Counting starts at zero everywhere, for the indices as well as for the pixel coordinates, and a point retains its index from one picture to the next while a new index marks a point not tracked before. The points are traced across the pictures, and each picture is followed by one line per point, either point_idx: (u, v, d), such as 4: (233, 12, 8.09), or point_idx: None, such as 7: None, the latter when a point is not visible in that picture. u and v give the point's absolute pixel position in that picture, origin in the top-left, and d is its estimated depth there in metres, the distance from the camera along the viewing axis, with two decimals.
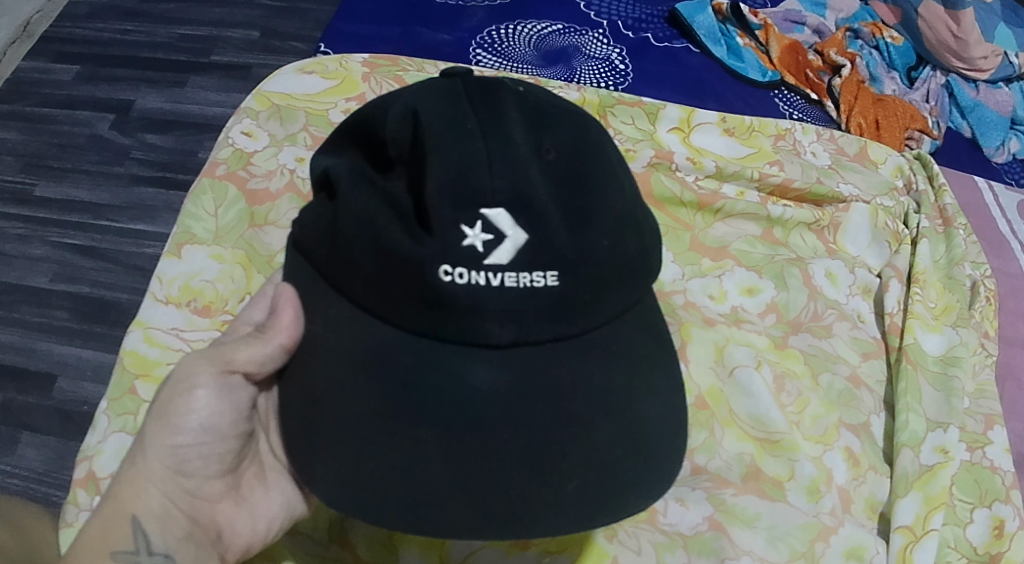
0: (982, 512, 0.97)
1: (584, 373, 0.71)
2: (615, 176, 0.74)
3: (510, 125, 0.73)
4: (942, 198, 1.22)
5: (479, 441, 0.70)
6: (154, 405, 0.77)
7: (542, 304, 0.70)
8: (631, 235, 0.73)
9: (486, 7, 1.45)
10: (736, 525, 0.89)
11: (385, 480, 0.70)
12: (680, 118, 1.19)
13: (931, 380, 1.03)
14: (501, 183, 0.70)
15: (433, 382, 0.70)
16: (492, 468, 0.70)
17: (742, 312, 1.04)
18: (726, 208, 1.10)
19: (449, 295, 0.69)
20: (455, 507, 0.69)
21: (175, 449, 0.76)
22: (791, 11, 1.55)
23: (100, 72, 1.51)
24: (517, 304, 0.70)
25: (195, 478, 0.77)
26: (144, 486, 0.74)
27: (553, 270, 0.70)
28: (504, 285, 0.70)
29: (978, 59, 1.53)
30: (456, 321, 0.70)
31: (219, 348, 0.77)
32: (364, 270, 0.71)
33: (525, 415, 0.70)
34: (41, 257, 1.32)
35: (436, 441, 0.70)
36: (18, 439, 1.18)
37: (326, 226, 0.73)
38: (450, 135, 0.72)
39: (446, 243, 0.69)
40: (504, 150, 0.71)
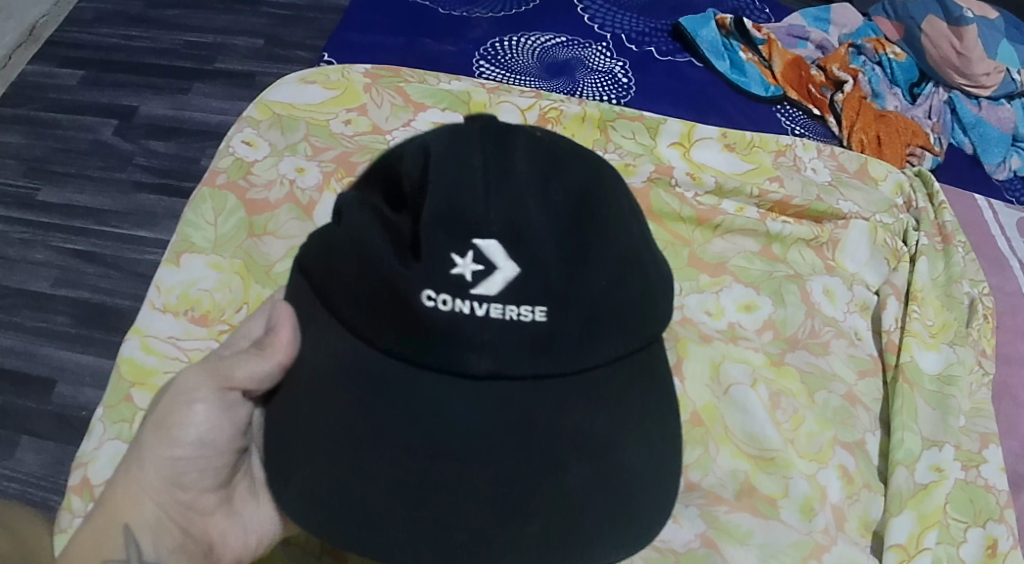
0: (976, 531, 0.97)
1: (572, 410, 0.71)
2: (620, 222, 0.74)
3: (514, 165, 0.74)
4: (942, 215, 1.23)
5: (461, 474, 0.70)
6: (154, 415, 0.77)
7: (526, 339, 0.70)
8: (633, 282, 0.73)
9: (490, 20, 1.46)
10: (729, 542, 0.89)
11: (356, 499, 0.70)
12: (681, 132, 1.20)
13: (927, 399, 1.03)
14: (495, 218, 0.71)
15: (424, 409, 0.70)
16: (456, 501, 0.70)
17: (740, 328, 1.04)
18: (725, 224, 1.10)
19: (430, 321, 0.70)
20: (422, 538, 0.70)
21: (173, 460, 0.76)
22: (794, 26, 1.56)
23: (105, 78, 1.51)
24: (501, 336, 0.70)
25: (189, 490, 0.77)
26: (138, 495, 0.75)
27: (542, 306, 0.70)
28: (489, 316, 0.70)
29: (981, 76, 1.53)
30: (435, 348, 0.70)
31: (219, 363, 0.77)
32: (352, 290, 0.72)
33: (496, 449, 0.70)
34: (43, 262, 1.32)
35: (418, 471, 0.70)
36: (17, 443, 1.19)
37: (324, 247, 0.75)
38: (453, 167, 0.73)
39: (436, 272, 0.70)
40: (502, 189, 0.73)
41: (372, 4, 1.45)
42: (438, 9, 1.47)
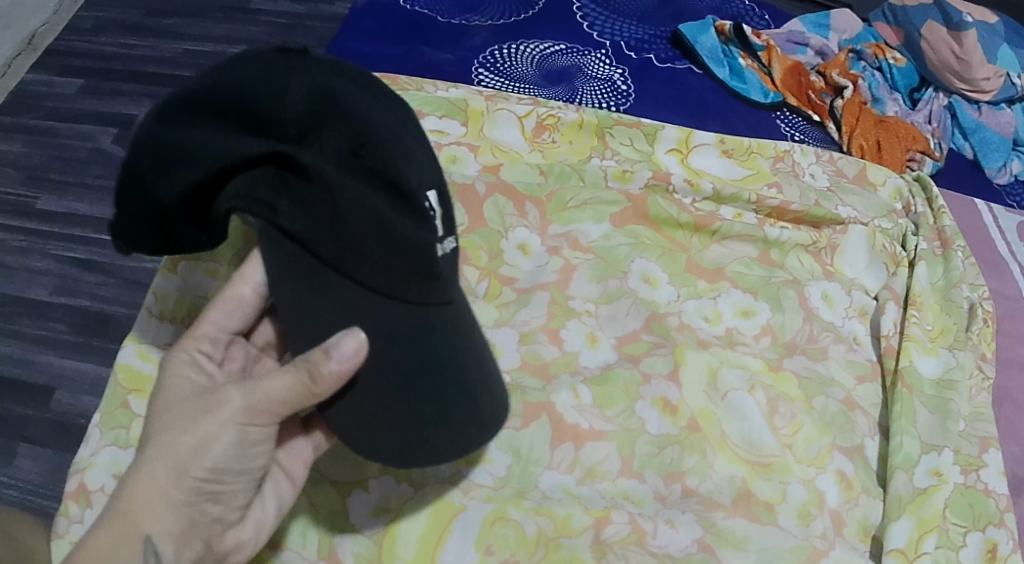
0: (976, 536, 0.97)
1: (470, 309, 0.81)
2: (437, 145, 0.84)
3: (396, 101, 0.77)
4: (942, 220, 1.23)
5: (466, 375, 0.75)
6: (193, 430, 0.74)
7: (455, 263, 0.78)
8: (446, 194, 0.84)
9: (489, 28, 1.47)
10: (726, 548, 0.88)
11: (409, 432, 0.73)
12: (679, 139, 1.20)
13: (927, 404, 1.03)
14: (432, 164, 0.76)
15: (420, 335, 0.73)
16: (471, 397, 0.76)
17: (738, 334, 1.04)
18: (723, 230, 1.10)
19: (439, 266, 0.74)
20: (464, 435, 0.75)
21: (205, 480, 0.75)
22: (794, 32, 1.56)
23: (104, 87, 1.52)
24: (454, 265, 0.76)
25: (218, 505, 0.76)
26: (163, 507, 0.73)
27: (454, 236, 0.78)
28: (449, 251, 0.76)
29: (981, 80, 1.53)
30: (435, 287, 0.74)
31: (259, 393, 0.74)
32: (374, 251, 0.71)
33: (468, 349, 0.77)
34: (42, 270, 1.32)
35: (436, 385, 0.74)
36: (15, 451, 1.19)
37: (322, 210, 0.70)
38: (368, 111, 0.73)
39: (429, 220, 0.73)
40: (413, 127, 0.76)
41: (372, 12, 1.46)
42: (438, 17, 1.47)
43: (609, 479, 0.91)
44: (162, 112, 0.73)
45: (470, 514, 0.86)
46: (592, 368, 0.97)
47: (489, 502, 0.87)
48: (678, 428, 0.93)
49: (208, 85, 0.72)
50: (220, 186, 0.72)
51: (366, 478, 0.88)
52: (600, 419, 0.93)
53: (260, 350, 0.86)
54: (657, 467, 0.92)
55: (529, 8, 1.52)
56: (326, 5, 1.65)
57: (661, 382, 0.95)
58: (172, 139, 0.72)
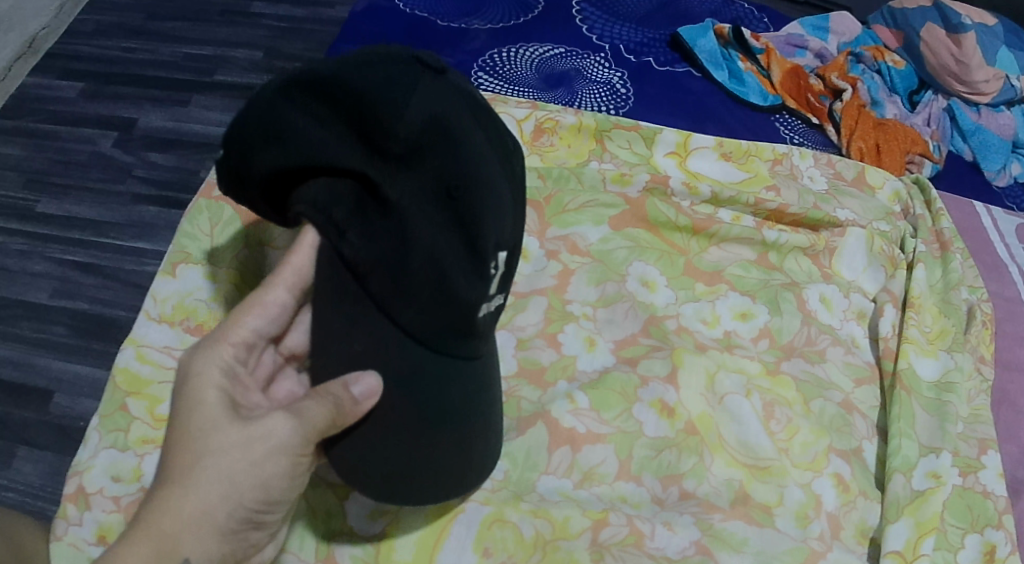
0: (974, 538, 0.97)
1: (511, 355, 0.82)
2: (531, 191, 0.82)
3: (504, 141, 0.74)
4: (940, 222, 1.24)
5: (474, 430, 0.79)
6: (247, 459, 0.73)
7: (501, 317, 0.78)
8: None
9: (488, 31, 1.47)
10: (724, 550, 0.88)
11: (402, 471, 0.77)
12: (677, 142, 1.20)
13: (926, 406, 1.03)
14: (513, 224, 0.74)
15: (446, 389, 0.76)
16: (475, 443, 0.80)
17: (736, 337, 1.04)
18: (721, 233, 1.10)
19: (479, 324, 0.75)
20: (448, 482, 0.79)
21: (253, 510, 0.74)
22: (793, 35, 1.56)
23: (104, 90, 1.52)
24: (495, 322, 0.77)
25: (257, 529, 0.76)
26: (205, 532, 0.72)
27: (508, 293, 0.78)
28: (495, 307, 0.77)
29: (980, 82, 1.54)
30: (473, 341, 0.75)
31: (308, 425, 0.73)
32: (422, 301, 0.72)
33: (487, 403, 0.79)
34: (42, 273, 1.32)
35: (444, 437, 0.77)
36: (15, 454, 1.19)
37: (387, 247, 0.70)
38: (478, 156, 0.71)
39: (488, 280, 0.73)
40: (511, 180, 0.74)
41: (372, 16, 1.47)
42: (437, 20, 1.48)
43: (606, 482, 0.91)
44: (291, 86, 0.73)
45: (468, 515, 0.86)
46: (590, 372, 0.97)
47: (487, 504, 0.87)
48: (675, 431, 0.94)
49: (336, 79, 0.71)
50: (304, 179, 0.72)
51: None
52: (597, 422, 0.93)
53: (284, 359, 0.83)
54: (655, 469, 0.92)
55: (529, 12, 1.52)
56: (327, 9, 1.65)
57: (659, 384, 0.95)
58: (284, 121, 0.72)
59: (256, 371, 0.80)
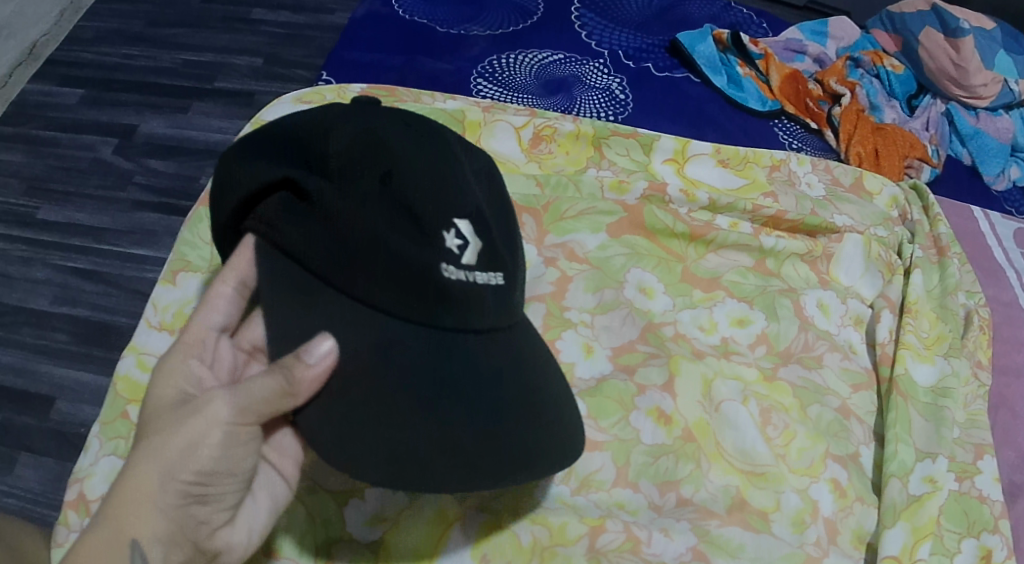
0: (970, 542, 0.97)
1: (533, 347, 0.80)
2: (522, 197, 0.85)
3: (448, 143, 0.79)
4: (937, 227, 1.24)
5: (466, 409, 0.75)
6: (180, 435, 0.75)
7: (491, 300, 0.77)
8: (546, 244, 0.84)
9: (487, 37, 1.48)
10: (720, 556, 0.89)
11: (398, 454, 0.73)
12: (675, 149, 1.20)
13: (922, 411, 1.03)
14: (463, 191, 0.76)
15: (434, 365, 0.74)
16: (470, 425, 0.74)
17: (733, 343, 1.05)
18: (718, 240, 1.11)
19: (443, 290, 0.74)
20: (450, 467, 0.74)
21: (195, 484, 0.76)
22: (791, 40, 1.57)
23: (105, 97, 1.53)
24: (479, 297, 0.76)
25: (207, 506, 0.77)
26: (150, 511, 0.75)
27: (499, 274, 0.77)
28: (474, 281, 0.76)
29: (978, 86, 1.54)
30: (438, 309, 0.75)
31: (245, 395, 0.76)
32: (368, 272, 0.74)
33: (479, 386, 0.75)
34: (43, 279, 1.33)
35: (440, 419, 0.74)
36: (17, 460, 1.19)
37: (324, 233, 0.75)
38: (408, 148, 0.76)
39: (436, 247, 0.75)
40: (458, 159, 0.78)
41: (372, 23, 1.48)
42: (437, 27, 1.49)
43: (604, 489, 0.91)
44: (241, 141, 0.81)
45: (467, 521, 0.87)
46: (588, 379, 0.98)
47: (485, 511, 0.88)
48: (672, 438, 0.94)
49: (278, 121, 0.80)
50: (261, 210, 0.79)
51: (362, 487, 0.88)
52: (594, 429, 0.93)
53: (249, 353, 0.86)
54: (652, 476, 0.92)
55: (528, 18, 1.53)
56: (326, 16, 1.66)
57: (656, 392, 0.96)
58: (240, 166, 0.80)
59: (217, 364, 0.83)
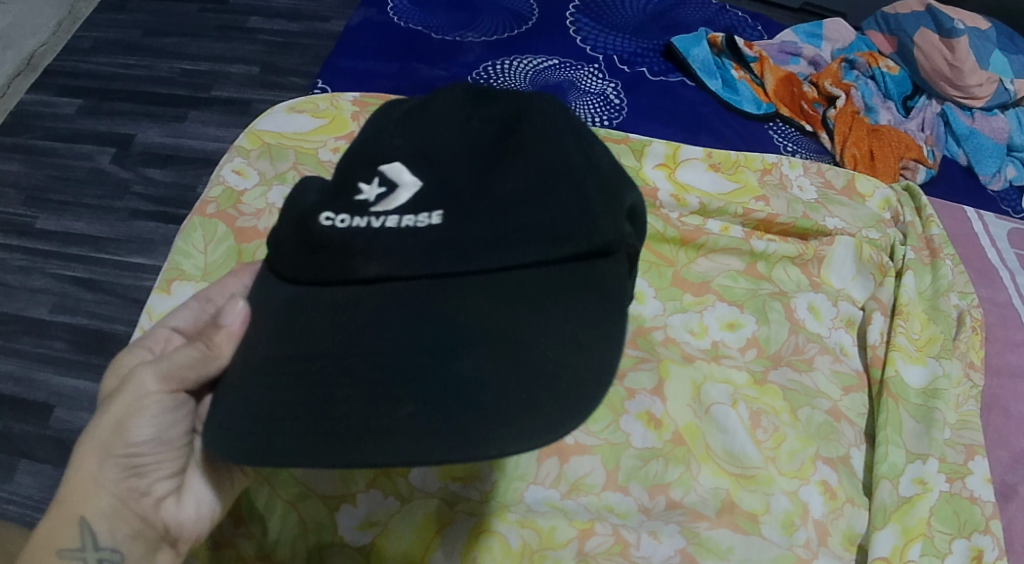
0: (961, 543, 0.98)
1: (505, 296, 0.74)
2: (552, 132, 0.79)
3: (434, 110, 0.83)
4: (930, 228, 1.25)
5: (395, 369, 0.72)
6: (111, 412, 0.79)
7: (420, 241, 0.75)
8: (550, 188, 0.76)
9: (482, 43, 1.49)
10: (708, 558, 0.90)
11: (346, 425, 0.71)
12: (666, 154, 1.21)
13: (913, 413, 1.04)
14: (403, 146, 0.80)
15: (388, 323, 0.73)
16: (393, 384, 0.71)
17: (723, 347, 1.06)
18: (709, 244, 1.12)
19: (328, 236, 0.76)
20: (367, 428, 0.71)
21: (128, 456, 0.79)
22: (786, 43, 1.58)
23: (103, 107, 1.54)
24: (398, 240, 0.75)
25: (145, 477, 0.80)
26: (93, 489, 0.78)
27: (438, 211, 0.76)
28: (384, 226, 0.76)
29: (974, 86, 1.55)
30: (338, 259, 0.75)
31: (167, 363, 0.79)
32: (285, 242, 0.78)
33: (412, 344, 0.72)
34: (42, 288, 1.34)
35: (393, 379, 0.72)
36: (16, 467, 1.21)
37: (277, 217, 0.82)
38: (382, 124, 0.83)
39: (350, 199, 0.77)
40: (435, 121, 0.82)
41: (367, 30, 1.49)
42: (432, 34, 1.50)
43: (593, 493, 0.92)
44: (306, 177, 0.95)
45: (456, 527, 0.88)
46: None
47: (475, 515, 0.89)
48: (662, 441, 0.95)
49: None
50: None
51: (353, 492, 0.89)
52: (584, 433, 0.94)
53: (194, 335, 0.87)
54: (642, 480, 0.93)
55: (523, 23, 1.54)
56: (322, 24, 1.68)
57: (646, 396, 0.97)
58: None
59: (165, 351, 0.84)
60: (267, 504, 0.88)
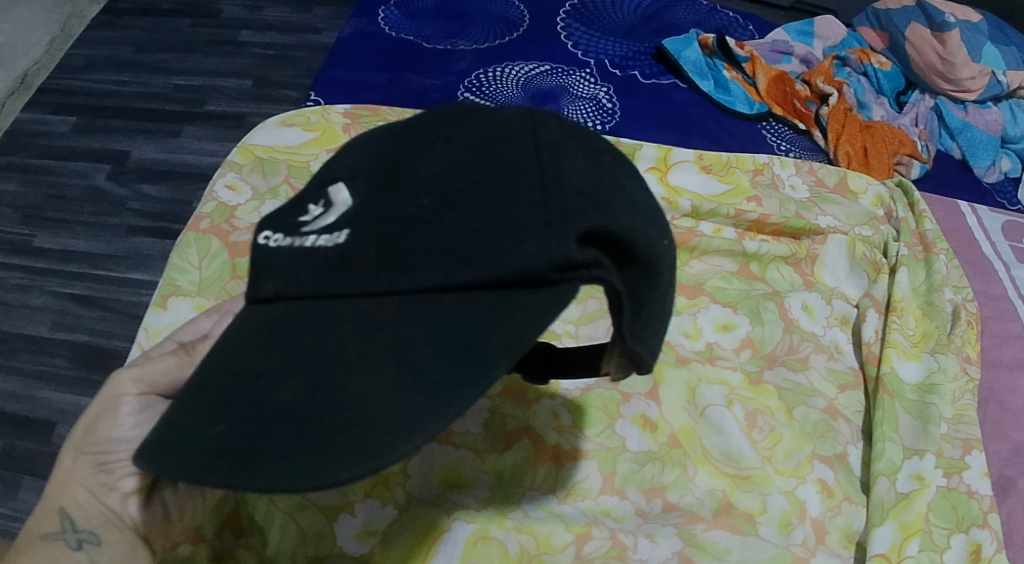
0: (960, 537, 0.99)
1: (384, 318, 0.68)
2: (506, 152, 0.70)
3: (413, 125, 0.76)
4: (923, 224, 1.25)
5: (260, 386, 0.68)
6: (88, 413, 0.82)
7: (320, 260, 0.72)
8: (467, 208, 0.68)
9: (473, 51, 1.50)
10: (706, 559, 0.89)
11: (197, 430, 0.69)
12: (656, 157, 1.22)
13: (909, 409, 1.05)
14: (355, 165, 0.76)
15: (286, 347, 0.70)
16: (253, 401, 0.68)
17: (718, 348, 1.06)
18: (702, 245, 1.13)
19: (262, 255, 0.76)
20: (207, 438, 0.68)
21: (100, 451, 0.81)
22: (777, 42, 1.59)
23: (97, 124, 1.55)
24: (304, 260, 0.73)
25: (115, 472, 0.82)
26: (68, 482, 0.81)
27: (344, 229, 0.72)
28: (301, 245, 0.74)
29: (965, 80, 1.55)
30: (265, 277, 0.75)
31: (142, 368, 0.83)
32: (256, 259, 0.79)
33: (289, 366, 0.68)
34: (41, 306, 1.35)
35: (261, 405, 0.67)
36: (19, 484, 1.22)
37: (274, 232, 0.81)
38: (370, 138, 0.79)
39: (287, 221, 0.77)
40: (407, 138, 0.75)
41: (359, 41, 1.50)
42: (423, 43, 1.51)
43: (590, 497, 0.93)
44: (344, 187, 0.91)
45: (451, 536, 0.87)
46: (574, 390, 0.98)
47: (472, 522, 0.89)
48: (658, 444, 0.96)
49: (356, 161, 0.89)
50: None
51: (351, 502, 0.90)
52: (581, 438, 0.95)
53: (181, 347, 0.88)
54: (638, 483, 0.94)
55: (513, 30, 1.55)
56: (314, 35, 1.69)
57: (641, 399, 0.98)
58: None
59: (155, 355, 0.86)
60: (265, 515, 0.89)
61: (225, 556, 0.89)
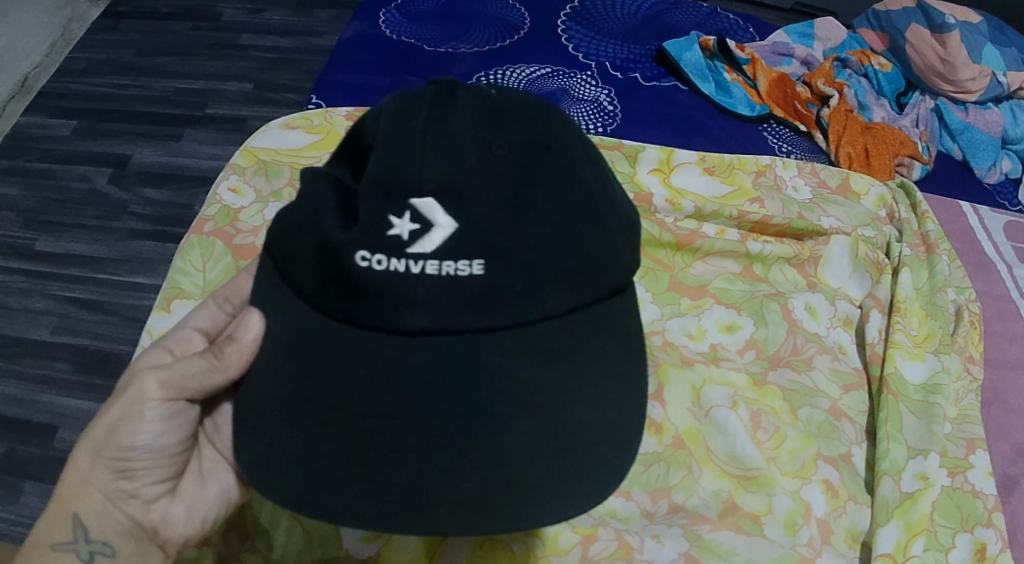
0: (964, 537, 0.99)
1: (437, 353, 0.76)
2: (560, 173, 0.78)
3: (450, 122, 0.79)
4: (925, 225, 1.25)
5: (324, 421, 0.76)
6: (108, 414, 0.81)
7: (459, 292, 0.75)
8: (538, 229, 0.75)
9: (474, 54, 1.50)
10: (713, 560, 0.90)
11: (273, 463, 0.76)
12: (659, 159, 1.22)
13: (913, 409, 1.04)
14: (406, 161, 0.77)
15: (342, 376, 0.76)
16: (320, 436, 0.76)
17: (722, 349, 1.06)
18: (705, 247, 1.13)
19: (364, 279, 0.75)
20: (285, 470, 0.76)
21: (119, 458, 0.81)
22: (777, 44, 1.59)
23: (98, 128, 1.55)
24: (435, 291, 0.75)
25: (135, 480, 0.82)
26: (84, 487, 0.81)
27: (479, 259, 0.75)
28: (424, 271, 0.75)
29: (966, 81, 1.55)
30: (368, 302, 0.75)
31: (170, 371, 0.81)
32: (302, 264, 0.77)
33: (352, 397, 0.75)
34: (41, 310, 1.35)
35: (333, 437, 0.75)
36: (21, 488, 1.21)
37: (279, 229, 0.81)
38: (394, 123, 0.80)
39: (372, 233, 0.76)
40: (450, 135, 0.79)
41: (360, 45, 1.50)
42: (424, 46, 1.51)
43: None
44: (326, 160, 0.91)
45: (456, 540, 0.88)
46: None
47: None
48: (663, 445, 0.96)
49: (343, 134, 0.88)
50: None
51: None
52: None
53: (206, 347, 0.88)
54: (644, 485, 0.94)
55: (514, 33, 1.55)
56: (315, 39, 1.69)
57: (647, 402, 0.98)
58: None
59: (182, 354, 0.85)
60: (272, 518, 0.89)
61: (230, 558, 0.89)
